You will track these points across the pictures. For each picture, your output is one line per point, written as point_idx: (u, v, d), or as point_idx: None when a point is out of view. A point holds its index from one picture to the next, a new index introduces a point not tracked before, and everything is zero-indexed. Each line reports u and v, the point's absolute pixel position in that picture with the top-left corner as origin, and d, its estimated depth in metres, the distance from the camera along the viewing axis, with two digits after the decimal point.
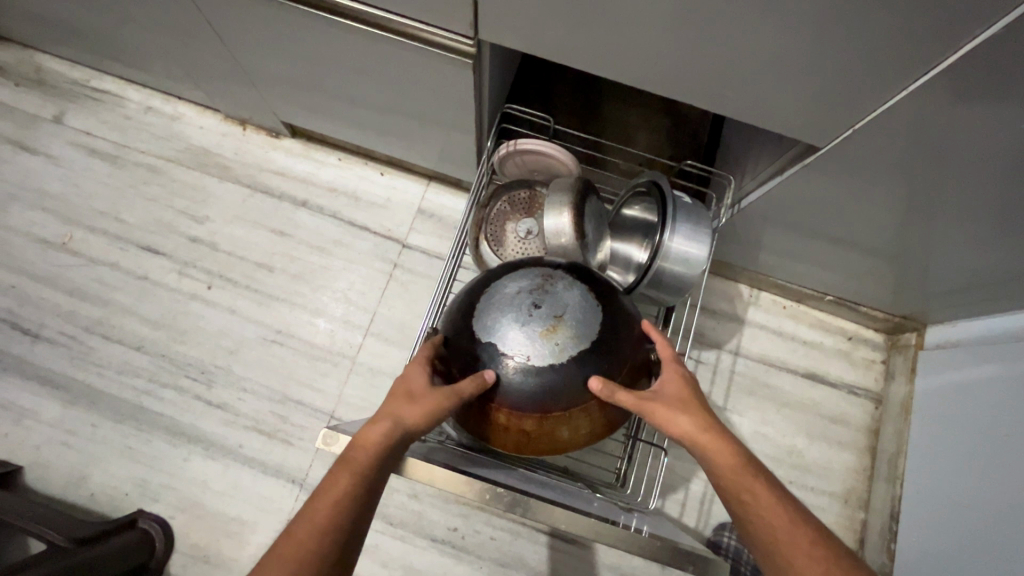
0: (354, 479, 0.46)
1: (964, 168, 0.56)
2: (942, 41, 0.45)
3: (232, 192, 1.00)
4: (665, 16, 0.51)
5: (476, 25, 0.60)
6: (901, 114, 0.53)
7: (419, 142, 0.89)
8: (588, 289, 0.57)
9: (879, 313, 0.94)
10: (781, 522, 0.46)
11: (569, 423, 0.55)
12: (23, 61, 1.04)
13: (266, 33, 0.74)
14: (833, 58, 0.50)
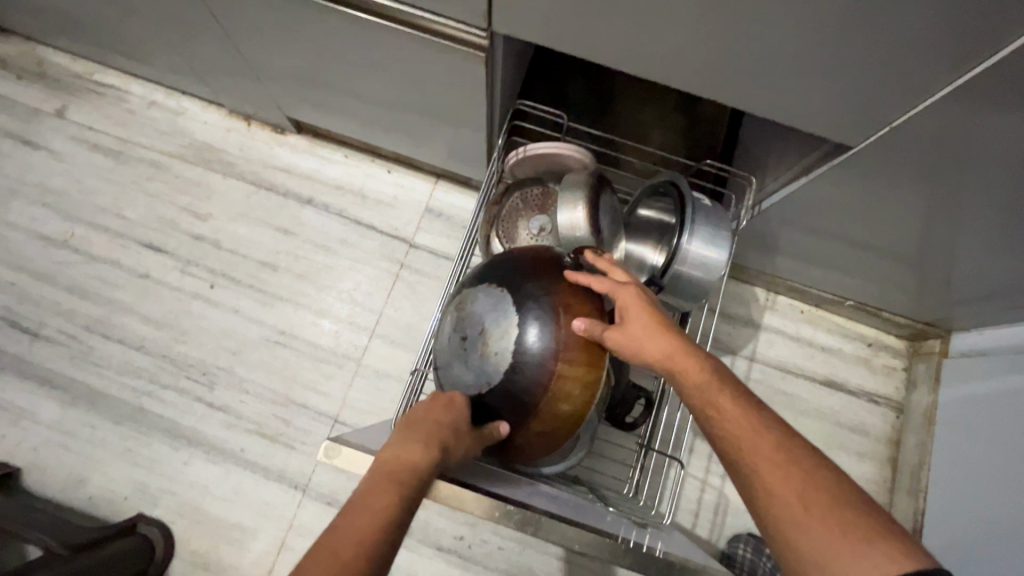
0: (398, 495, 0.41)
1: (1007, 173, 0.52)
2: (990, 35, 0.41)
3: (236, 189, 0.98)
4: (690, 5, 0.48)
5: (489, 16, 0.57)
6: (940, 114, 0.49)
7: (427, 139, 0.87)
8: (489, 283, 0.56)
9: (901, 319, 0.91)
10: (744, 434, 0.43)
11: (591, 384, 0.53)
12: (25, 54, 1.02)
13: (270, 26, 0.72)
14: (868, 52, 0.47)
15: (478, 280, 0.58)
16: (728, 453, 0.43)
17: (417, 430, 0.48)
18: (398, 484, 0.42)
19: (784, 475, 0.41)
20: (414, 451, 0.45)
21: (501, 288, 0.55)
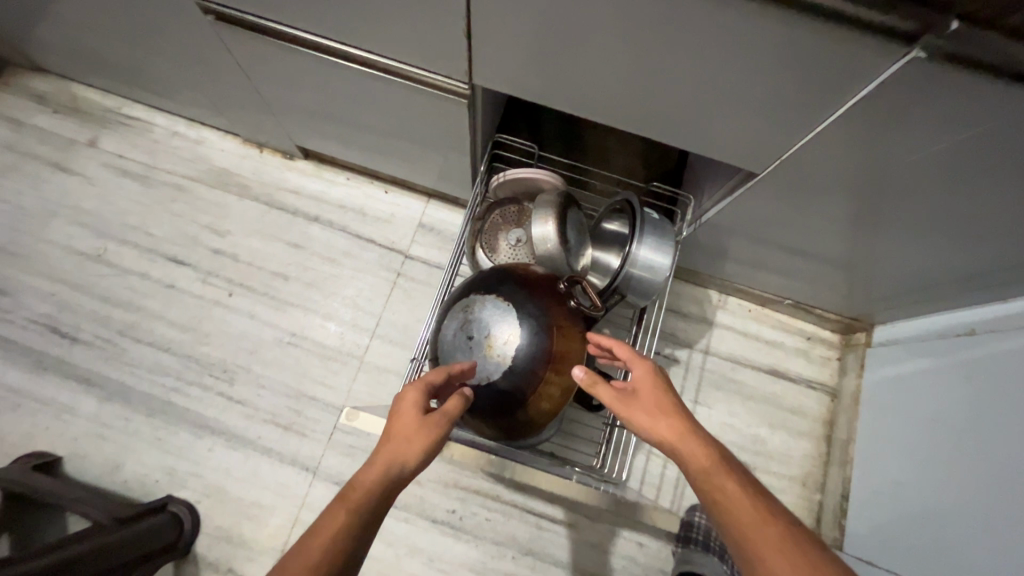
0: (348, 514, 0.50)
1: (875, 193, 0.67)
2: (830, 100, 0.55)
3: (251, 208, 1.11)
4: (616, 70, 0.61)
5: (469, 72, 0.71)
6: (811, 154, 0.64)
7: (420, 164, 1.01)
8: (496, 295, 0.71)
9: (831, 315, 1.05)
10: (745, 512, 0.49)
11: (556, 384, 0.69)
12: (61, 92, 1.15)
13: (289, 73, 0.85)
14: (753, 111, 0.60)
15: (482, 290, 0.72)
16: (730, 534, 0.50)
17: (380, 443, 0.55)
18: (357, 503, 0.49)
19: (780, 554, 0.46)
20: (373, 471, 0.53)
21: (507, 301, 0.70)
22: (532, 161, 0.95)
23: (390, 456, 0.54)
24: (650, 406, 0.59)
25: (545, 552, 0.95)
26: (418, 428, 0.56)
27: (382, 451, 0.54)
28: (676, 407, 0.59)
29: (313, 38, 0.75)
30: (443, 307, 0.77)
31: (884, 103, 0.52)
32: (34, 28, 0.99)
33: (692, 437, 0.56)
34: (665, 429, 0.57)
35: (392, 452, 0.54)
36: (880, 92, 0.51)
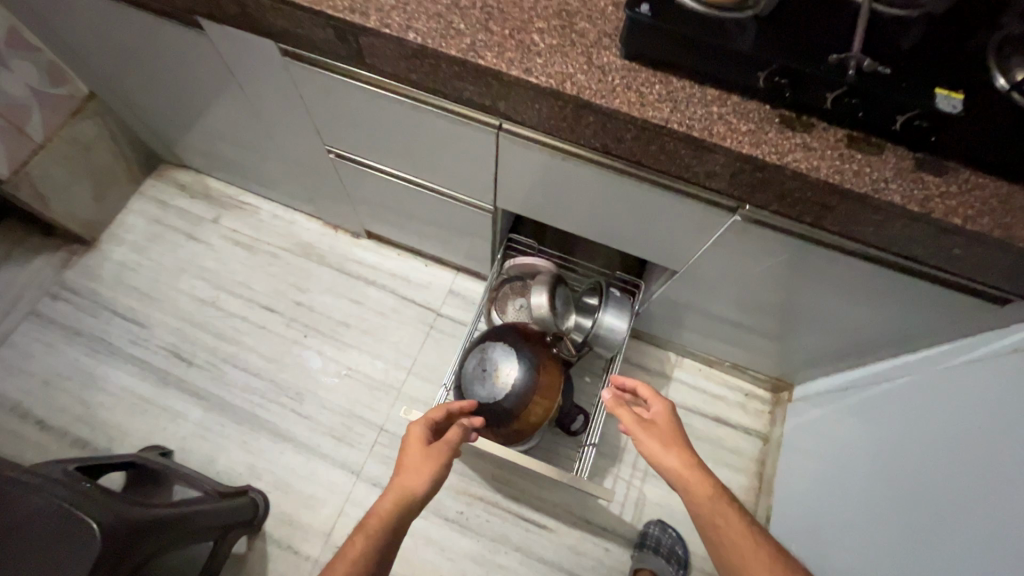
0: (371, 533, 0.68)
1: (755, 290, 1.01)
2: (706, 234, 0.89)
3: (325, 273, 1.48)
4: (577, 210, 0.96)
5: (486, 199, 1.06)
6: (707, 266, 0.99)
7: (455, 248, 1.38)
8: (504, 342, 1.04)
9: (762, 376, 1.36)
10: (737, 532, 0.67)
11: (539, 406, 1.02)
12: (197, 182, 1.58)
13: (369, 190, 1.24)
14: (665, 238, 0.94)
15: (494, 338, 1.06)
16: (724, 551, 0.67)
17: (396, 475, 0.76)
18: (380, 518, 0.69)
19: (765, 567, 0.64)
20: (393, 494, 0.73)
21: (511, 346, 1.04)
22: (534, 250, 1.32)
23: (403, 482, 0.75)
24: (665, 439, 0.78)
25: (531, 549, 1.21)
26: (421, 458, 0.78)
27: (399, 479, 0.75)
28: (684, 443, 0.78)
29: (390, 172, 1.12)
30: (466, 349, 1.11)
31: (734, 241, 0.87)
32: (194, 142, 1.41)
33: (697, 470, 0.74)
34: (674, 460, 0.76)
35: (406, 478, 0.75)
36: (734, 238, 0.86)
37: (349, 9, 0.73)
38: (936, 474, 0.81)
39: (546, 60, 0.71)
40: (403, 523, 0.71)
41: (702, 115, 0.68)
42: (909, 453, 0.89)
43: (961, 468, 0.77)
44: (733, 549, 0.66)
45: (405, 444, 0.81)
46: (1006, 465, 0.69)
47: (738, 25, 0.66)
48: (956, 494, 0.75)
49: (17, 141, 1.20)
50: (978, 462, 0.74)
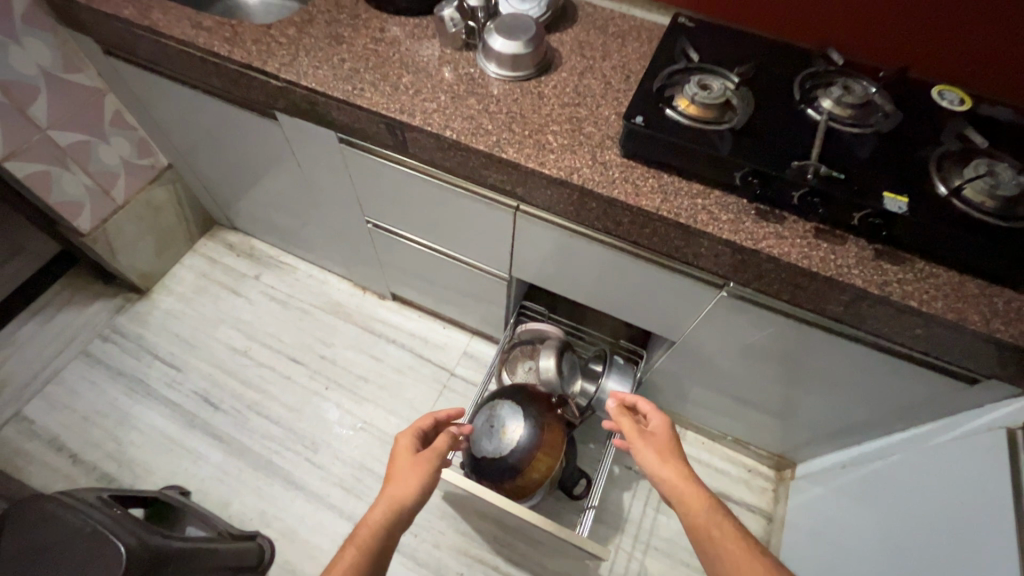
0: (362, 544, 0.72)
1: (748, 363, 1.08)
2: (697, 308, 0.98)
3: (350, 329, 1.59)
4: (582, 281, 1.06)
5: (502, 268, 1.18)
6: (701, 339, 1.07)
7: (471, 313, 1.48)
8: (512, 401, 1.12)
9: (764, 452, 1.39)
10: (731, 540, 0.70)
11: (542, 463, 1.07)
12: (244, 243, 1.75)
13: (398, 256, 1.38)
14: (661, 310, 1.03)
15: (504, 397, 1.14)
16: (720, 559, 0.69)
17: (385, 486, 0.81)
18: (369, 527, 0.73)
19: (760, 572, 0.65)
20: (382, 504, 0.78)
21: (518, 405, 1.11)
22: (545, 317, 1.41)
23: (393, 492, 0.79)
24: (661, 451, 0.84)
25: None
26: (409, 467, 0.83)
27: (388, 489, 0.80)
28: (678, 455, 0.83)
29: (420, 241, 1.26)
30: (477, 406, 1.19)
31: (722, 315, 0.96)
32: (247, 208, 1.59)
33: (690, 479, 0.78)
34: (669, 469, 0.80)
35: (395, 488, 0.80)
36: (723, 312, 0.95)
37: (400, 110, 0.90)
38: (929, 544, 0.82)
39: (559, 156, 0.85)
40: (393, 533, 0.76)
41: (690, 206, 0.81)
42: (901, 524, 0.91)
43: (948, 537, 0.79)
44: (729, 557, 0.68)
45: (393, 457, 0.86)
46: (991, 527, 0.72)
47: (717, 134, 0.80)
48: (945, 563, 0.77)
49: (102, 201, 1.38)
50: (965, 528, 0.77)
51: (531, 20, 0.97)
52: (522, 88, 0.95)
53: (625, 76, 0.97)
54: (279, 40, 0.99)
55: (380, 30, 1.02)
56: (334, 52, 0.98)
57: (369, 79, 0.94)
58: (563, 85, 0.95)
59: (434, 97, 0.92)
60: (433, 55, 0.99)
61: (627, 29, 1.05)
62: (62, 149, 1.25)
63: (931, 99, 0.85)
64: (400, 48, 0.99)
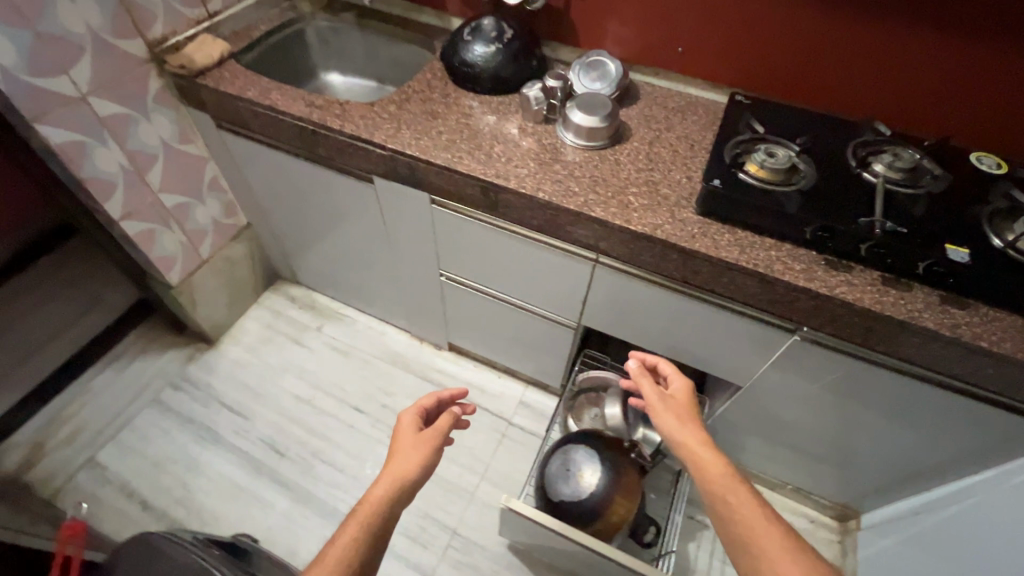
0: (366, 519, 0.72)
1: (811, 411, 1.13)
2: (768, 352, 1.04)
3: (410, 379, 1.64)
4: (654, 328, 1.13)
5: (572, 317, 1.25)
6: (766, 385, 1.12)
7: (527, 363, 1.54)
8: (586, 445, 1.16)
9: (827, 502, 1.40)
10: (742, 500, 0.75)
11: (621, 506, 1.09)
12: (306, 296, 1.85)
13: (464, 306, 1.46)
14: (732, 355, 1.09)
15: (578, 441, 1.18)
16: (731, 517, 0.74)
17: (388, 461, 0.81)
18: (370, 504, 0.73)
19: (770, 531, 0.71)
20: (384, 480, 0.77)
21: (593, 449, 1.15)
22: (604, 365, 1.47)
23: (396, 468, 0.80)
24: (681, 415, 0.89)
25: None
26: (412, 447, 0.83)
27: (391, 466, 0.80)
28: (697, 420, 0.88)
29: (490, 292, 1.34)
30: (549, 450, 1.23)
31: (792, 359, 1.02)
32: (315, 265, 1.70)
33: (708, 444, 0.84)
34: (688, 433, 0.86)
35: (396, 465, 0.80)
36: (794, 357, 1.01)
37: (495, 175, 1.02)
38: None
39: (641, 214, 0.96)
40: (395, 509, 0.75)
41: (765, 257, 0.90)
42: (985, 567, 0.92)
43: None
44: (740, 516, 0.73)
45: (396, 434, 0.86)
46: None
47: (786, 194, 0.90)
48: None
49: (191, 256, 1.49)
50: None
51: (606, 98, 1.10)
52: (599, 156, 1.07)
53: (689, 145, 1.10)
54: (382, 115, 1.13)
55: (468, 107, 1.17)
56: (432, 126, 1.11)
57: (465, 149, 1.07)
58: (636, 153, 1.07)
59: (524, 164, 1.04)
60: (516, 128, 1.12)
61: (684, 105, 1.19)
62: (167, 210, 1.36)
63: (971, 164, 0.96)
64: (488, 122, 1.13)
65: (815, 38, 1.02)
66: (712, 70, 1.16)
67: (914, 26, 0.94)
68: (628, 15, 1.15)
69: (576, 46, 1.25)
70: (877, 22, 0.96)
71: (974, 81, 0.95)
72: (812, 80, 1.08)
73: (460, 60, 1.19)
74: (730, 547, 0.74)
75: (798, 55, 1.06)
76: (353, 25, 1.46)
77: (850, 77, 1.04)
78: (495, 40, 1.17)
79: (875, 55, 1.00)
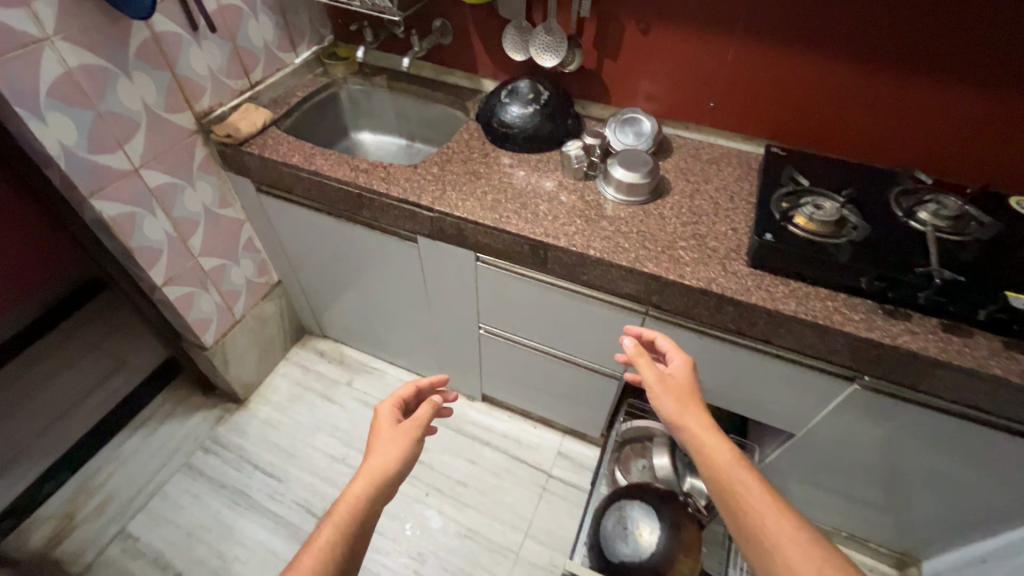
0: (342, 523, 0.70)
1: (868, 460, 1.11)
2: (824, 402, 1.03)
3: (444, 433, 1.62)
4: (706, 378, 1.12)
5: (617, 368, 1.24)
6: (818, 435, 1.10)
7: (564, 413, 1.52)
8: (642, 501, 1.14)
9: (885, 550, 1.36)
10: (751, 494, 0.73)
11: (686, 565, 1.05)
12: (334, 350, 1.84)
13: (501, 358, 1.45)
14: (788, 405, 1.08)
15: (633, 497, 1.15)
16: (739, 510, 0.73)
17: (365, 458, 0.78)
18: (345, 506, 0.71)
19: (781, 526, 0.70)
20: (360, 478, 0.75)
21: (649, 504, 1.13)
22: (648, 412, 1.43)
23: (373, 464, 0.77)
24: (683, 398, 0.84)
25: None
26: (389, 442, 0.80)
27: (367, 462, 0.77)
28: (700, 403, 0.84)
29: (531, 344, 1.33)
30: (601, 506, 1.20)
31: (849, 408, 1.01)
32: (347, 320, 1.69)
33: (713, 431, 0.80)
34: (693, 419, 0.82)
35: (373, 461, 0.77)
36: (853, 407, 1.00)
37: (544, 234, 1.03)
38: None
39: (693, 268, 0.97)
40: (373, 509, 0.74)
41: (822, 307, 0.90)
42: None
43: None
44: (749, 509, 0.72)
45: (373, 429, 0.83)
46: None
47: (837, 245, 0.91)
48: None
49: (225, 316, 1.49)
50: None
51: (645, 154, 1.13)
52: (643, 211, 1.09)
53: (729, 197, 1.12)
54: (426, 178, 1.15)
55: (507, 166, 1.20)
56: (476, 186, 1.13)
57: (511, 209, 1.09)
58: (678, 207, 1.09)
59: (571, 222, 1.06)
60: (557, 185, 1.15)
61: (717, 156, 1.22)
62: (205, 273, 1.37)
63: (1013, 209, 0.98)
64: (529, 180, 1.16)
65: (851, 94, 1.07)
66: (747, 126, 1.20)
67: (951, 83, 0.98)
68: (660, 75, 1.20)
69: (607, 104, 1.29)
70: (914, 79, 1.00)
71: (1009, 134, 0.99)
72: (848, 133, 1.12)
73: (498, 121, 1.22)
74: (743, 543, 0.72)
75: (834, 110, 1.10)
76: (384, 88, 1.49)
77: (887, 130, 1.08)
78: (532, 101, 1.21)
79: (911, 110, 1.04)
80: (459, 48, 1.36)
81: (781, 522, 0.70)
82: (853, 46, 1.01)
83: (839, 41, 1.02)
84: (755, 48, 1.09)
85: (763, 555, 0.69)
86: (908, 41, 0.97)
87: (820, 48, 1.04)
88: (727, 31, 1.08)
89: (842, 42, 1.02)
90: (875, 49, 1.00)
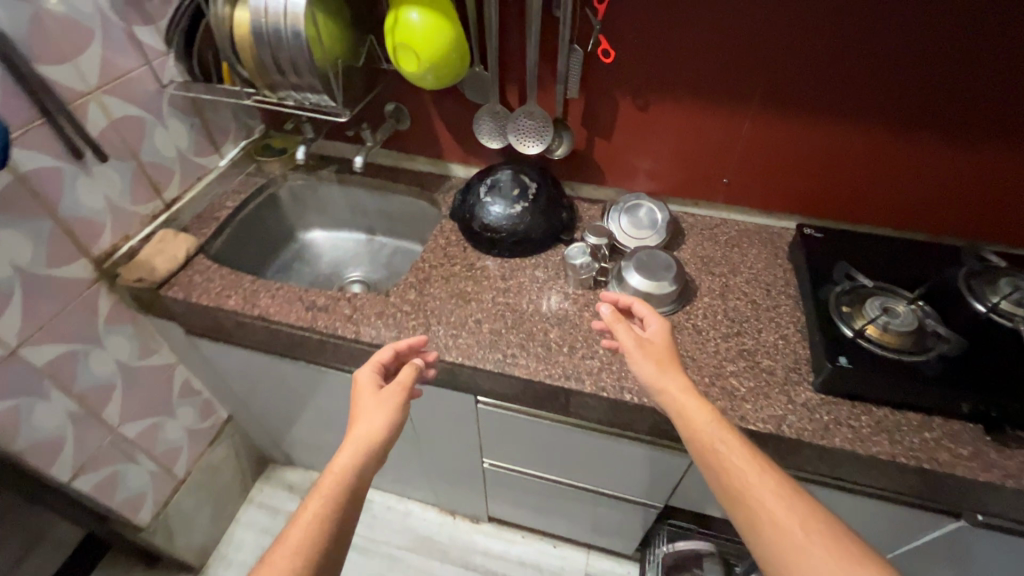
0: (329, 504, 0.60)
1: None
2: (916, 537, 0.85)
3: (450, 571, 1.38)
4: None
5: (656, 496, 1.05)
6: (903, 567, 0.92)
7: (590, 531, 1.31)
8: None
9: None
10: (745, 465, 0.63)
11: None
12: (306, 479, 1.56)
13: (511, 483, 1.23)
14: (870, 539, 0.90)
15: None
16: (729, 476, 0.63)
17: (349, 426, 0.68)
18: (333, 481, 0.61)
19: (782, 494, 0.60)
20: (346, 449, 0.65)
21: None
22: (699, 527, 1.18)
23: (355, 431, 0.66)
24: (661, 358, 0.73)
25: None
26: (375, 408, 0.69)
27: (351, 432, 0.66)
28: (678, 363, 0.74)
29: (549, 477, 1.14)
30: None
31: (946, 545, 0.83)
32: (318, 449, 1.43)
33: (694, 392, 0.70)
34: (673, 381, 0.71)
35: (357, 429, 0.66)
36: (952, 546, 0.83)
37: (563, 375, 0.83)
38: None
39: (755, 404, 0.79)
40: (361, 483, 0.63)
41: (921, 444, 0.74)
42: None
43: None
44: (738, 474, 0.63)
45: (355, 393, 0.72)
46: None
47: (926, 364, 0.75)
48: None
49: (164, 482, 1.20)
50: None
51: (666, 254, 0.95)
52: (673, 324, 0.90)
53: (765, 291, 0.95)
54: (404, 309, 0.93)
55: (499, 277, 0.99)
56: (466, 313, 0.92)
57: (516, 341, 0.88)
58: (712, 313, 0.92)
59: (593, 352, 0.86)
60: (564, 298, 0.95)
61: (736, 236, 1.06)
62: (131, 442, 1.09)
63: None
64: (530, 295, 0.95)
65: (884, 163, 0.93)
66: (765, 201, 1.05)
67: (1002, 148, 0.85)
68: (661, 152, 1.03)
69: (601, 184, 1.12)
70: (957, 145, 0.87)
71: None
72: (881, 203, 0.99)
73: (481, 224, 1.01)
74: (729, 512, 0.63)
75: (863, 181, 0.96)
76: (333, 181, 1.26)
77: (926, 199, 0.95)
78: (519, 198, 1.01)
79: (952, 176, 0.91)
80: (421, 133, 1.15)
81: (766, 479, 0.62)
82: (886, 112, 0.87)
83: (871, 107, 0.87)
84: (771, 119, 0.93)
85: (743, 515, 0.61)
86: (948, 107, 0.84)
87: (845, 117, 0.90)
88: (735, 105, 0.93)
89: (873, 110, 0.88)
90: (913, 116, 0.86)
